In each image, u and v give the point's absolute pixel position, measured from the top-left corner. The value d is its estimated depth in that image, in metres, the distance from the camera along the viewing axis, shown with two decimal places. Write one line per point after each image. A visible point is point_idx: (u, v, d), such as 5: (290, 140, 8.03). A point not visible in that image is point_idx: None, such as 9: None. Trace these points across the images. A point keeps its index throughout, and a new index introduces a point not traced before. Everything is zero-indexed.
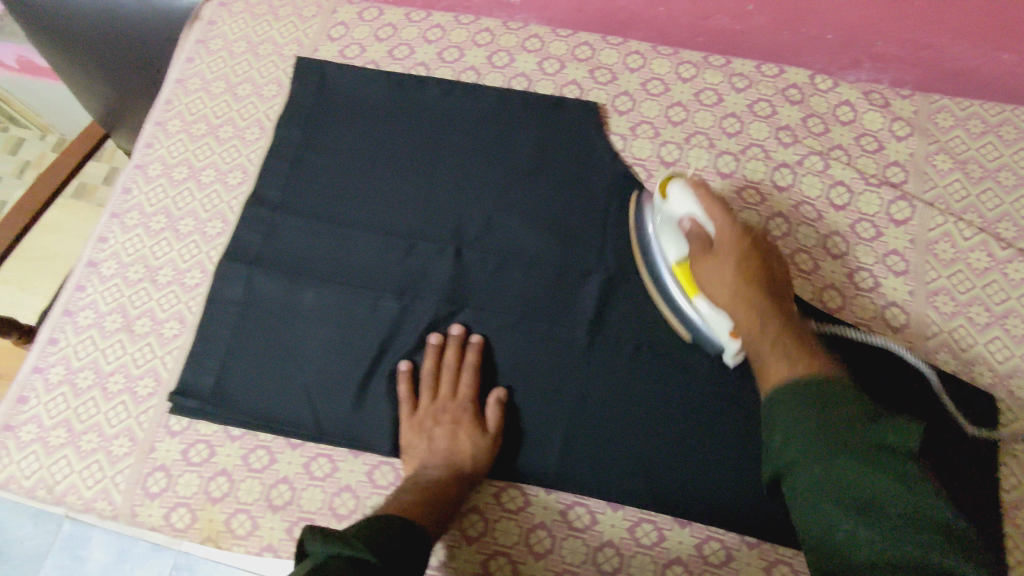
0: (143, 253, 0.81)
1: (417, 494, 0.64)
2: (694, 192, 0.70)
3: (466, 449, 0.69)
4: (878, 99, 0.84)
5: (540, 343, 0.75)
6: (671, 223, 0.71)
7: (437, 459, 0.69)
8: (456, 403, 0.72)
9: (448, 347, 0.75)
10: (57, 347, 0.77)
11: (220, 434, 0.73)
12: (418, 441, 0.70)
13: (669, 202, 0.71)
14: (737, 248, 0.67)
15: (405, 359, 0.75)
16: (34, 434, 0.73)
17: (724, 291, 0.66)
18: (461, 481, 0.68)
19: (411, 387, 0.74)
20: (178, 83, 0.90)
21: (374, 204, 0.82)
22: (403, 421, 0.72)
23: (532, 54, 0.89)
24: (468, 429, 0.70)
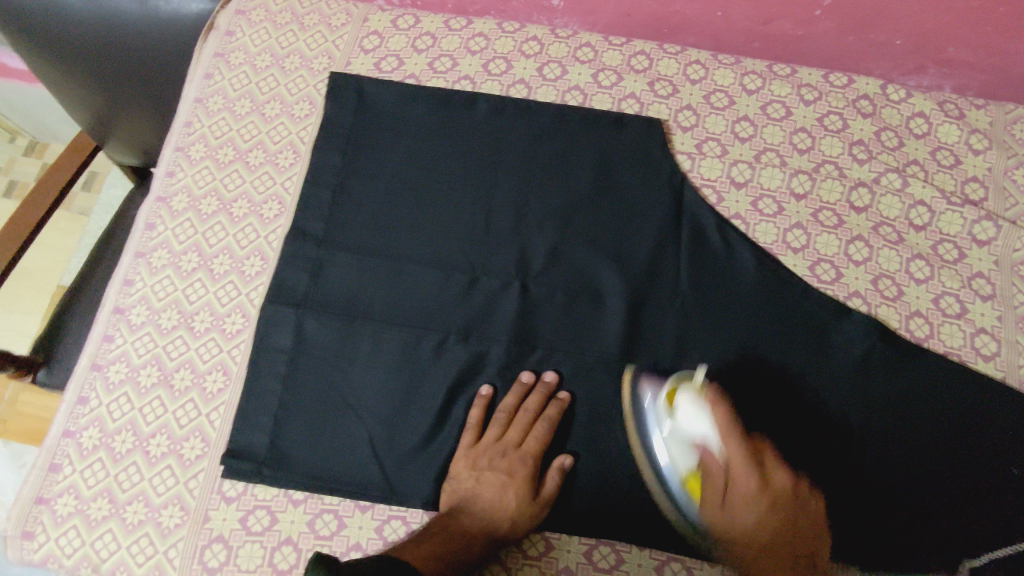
0: (176, 297, 0.74)
1: (441, 544, 0.61)
2: (705, 409, 0.63)
3: (508, 508, 0.65)
4: (953, 110, 0.80)
5: (621, 384, 0.70)
6: (682, 439, 0.64)
7: (478, 506, 0.65)
8: (518, 452, 0.68)
9: (535, 392, 0.70)
10: (87, 407, 0.70)
11: (281, 498, 0.67)
12: (467, 476, 0.66)
13: (677, 416, 0.64)
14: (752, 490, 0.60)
15: (487, 385, 0.71)
16: (72, 506, 0.66)
17: (742, 520, 0.60)
18: (489, 541, 0.63)
19: (482, 416, 0.69)
20: (197, 102, 0.83)
21: (426, 235, 0.75)
22: (460, 449, 0.68)
23: (585, 64, 0.83)
24: (520, 487, 0.66)
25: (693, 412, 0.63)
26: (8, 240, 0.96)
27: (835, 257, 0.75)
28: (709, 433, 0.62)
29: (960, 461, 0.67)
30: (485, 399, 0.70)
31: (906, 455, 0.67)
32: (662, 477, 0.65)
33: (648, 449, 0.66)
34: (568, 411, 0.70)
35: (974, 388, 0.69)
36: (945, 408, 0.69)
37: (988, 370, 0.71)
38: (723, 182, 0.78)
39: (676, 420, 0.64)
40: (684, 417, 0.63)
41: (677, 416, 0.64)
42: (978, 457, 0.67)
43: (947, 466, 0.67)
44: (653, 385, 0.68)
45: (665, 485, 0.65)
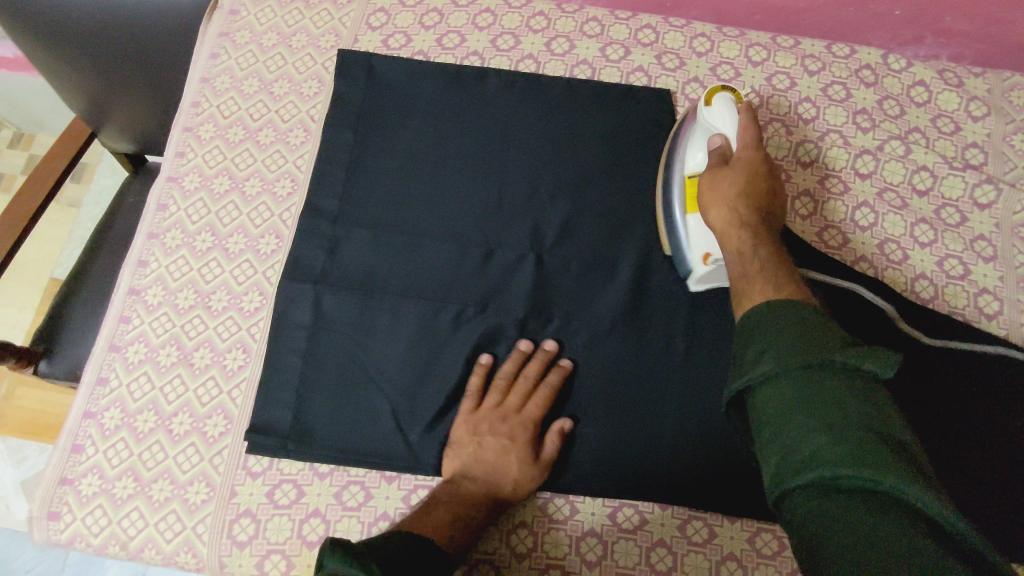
0: (192, 277, 0.74)
1: (448, 511, 0.63)
2: (738, 109, 0.68)
3: (510, 471, 0.66)
4: (952, 78, 0.83)
5: (639, 350, 0.71)
6: (705, 133, 0.70)
7: (479, 471, 0.66)
8: (518, 417, 0.68)
9: (533, 359, 0.70)
10: (108, 388, 0.70)
11: (307, 472, 0.68)
12: (468, 442, 0.67)
13: (709, 111, 0.70)
14: (752, 173, 0.65)
15: (485, 353, 0.71)
16: (97, 486, 0.67)
17: (723, 205, 0.64)
18: (494, 504, 0.65)
19: (482, 384, 0.70)
20: (205, 83, 0.82)
21: (440, 208, 0.76)
22: (460, 416, 0.69)
23: (592, 39, 0.84)
24: (521, 451, 0.66)
25: (722, 108, 0.68)
26: (9, 228, 0.94)
27: (842, 222, 0.76)
28: (731, 125, 0.68)
29: (963, 420, 0.68)
30: (485, 367, 0.70)
31: (911, 410, 0.68)
32: (669, 179, 0.72)
33: (669, 160, 0.73)
34: (588, 379, 0.70)
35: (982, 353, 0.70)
36: (952, 369, 0.70)
37: (992, 329, 0.73)
38: None
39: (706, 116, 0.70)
40: (713, 112, 0.69)
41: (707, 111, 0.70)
42: (982, 418, 0.68)
43: (951, 423, 0.68)
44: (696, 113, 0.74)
45: (667, 195, 0.72)
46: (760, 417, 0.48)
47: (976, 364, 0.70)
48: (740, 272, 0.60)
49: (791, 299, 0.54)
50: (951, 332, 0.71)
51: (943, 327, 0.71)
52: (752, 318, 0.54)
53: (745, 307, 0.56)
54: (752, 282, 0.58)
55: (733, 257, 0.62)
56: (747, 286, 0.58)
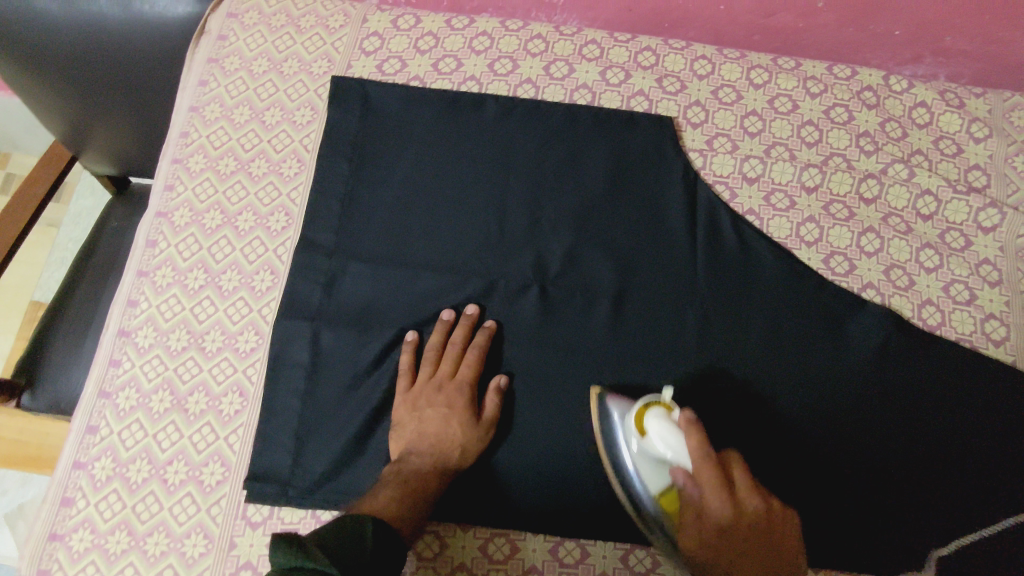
0: (184, 316, 0.71)
1: (399, 488, 0.60)
2: (673, 430, 0.60)
3: (455, 438, 0.65)
4: (953, 99, 0.82)
5: (648, 385, 0.70)
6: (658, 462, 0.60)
7: (424, 444, 0.64)
8: (453, 382, 0.67)
9: (458, 326, 0.70)
10: (98, 436, 0.67)
11: (309, 520, 0.65)
12: (409, 419, 0.66)
13: (646, 438, 0.61)
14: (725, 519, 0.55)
15: (412, 330, 0.71)
16: (89, 541, 0.64)
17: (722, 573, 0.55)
18: (444, 477, 0.63)
19: (413, 360, 0.69)
20: (193, 112, 0.80)
21: (440, 241, 0.74)
22: (398, 396, 0.68)
23: (592, 62, 0.82)
24: (462, 416, 0.65)
25: (666, 432, 0.60)
26: None
27: (848, 249, 0.75)
28: (679, 457, 0.59)
29: (952, 436, 0.69)
30: (413, 344, 0.69)
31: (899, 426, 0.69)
32: (636, 499, 0.62)
33: (620, 472, 0.63)
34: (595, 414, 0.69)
35: (987, 379, 0.70)
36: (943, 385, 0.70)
37: (999, 355, 0.72)
38: (735, 178, 0.78)
39: (646, 445, 0.61)
40: (655, 440, 0.60)
41: (648, 438, 0.61)
42: (971, 435, 0.69)
43: (938, 440, 0.69)
44: (620, 407, 0.65)
45: (643, 515, 0.62)
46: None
47: (981, 390, 0.70)
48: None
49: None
50: (958, 360, 0.71)
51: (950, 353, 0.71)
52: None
53: None
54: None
55: None
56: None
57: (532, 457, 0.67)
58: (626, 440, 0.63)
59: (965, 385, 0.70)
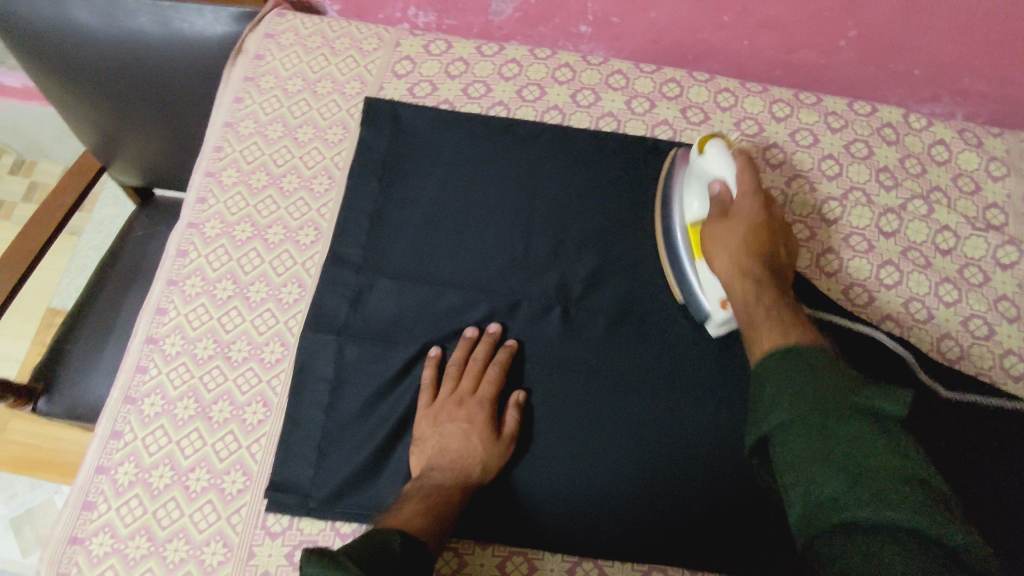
0: (212, 325, 0.72)
1: (420, 503, 0.60)
2: (732, 155, 0.67)
3: (476, 454, 0.65)
4: (972, 138, 0.84)
5: (667, 407, 0.70)
6: (702, 180, 0.70)
7: (446, 459, 0.65)
8: (474, 398, 0.68)
9: (480, 342, 0.71)
10: (122, 441, 0.68)
11: (328, 532, 0.66)
12: (430, 434, 0.67)
13: (704, 158, 0.69)
14: (750, 214, 0.64)
15: (435, 347, 0.72)
16: (109, 545, 0.64)
17: (725, 253, 0.63)
18: (464, 493, 0.64)
19: (435, 375, 0.70)
20: (228, 127, 0.82)
21: (466, 258, 0.75)
22: (419, 410, 0.69)
23: (618, 92, 0.84)
24: (482, 432, 0.66)
25: (718, 155, 0.68)
26: (18, 256, 0.91)
27: (867, 281, 0.76)
28: (728, 173, 0.67)
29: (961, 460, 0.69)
30: (436, 360, 0.70)
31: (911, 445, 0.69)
32: (671, 224, 0.72)
33: (668, 194, 0.74)
34: (614, 433, 0.69)
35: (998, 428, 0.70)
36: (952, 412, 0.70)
37: (1018, 392, 0.73)
38: None
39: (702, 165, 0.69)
40: (708, 160, 0.68)
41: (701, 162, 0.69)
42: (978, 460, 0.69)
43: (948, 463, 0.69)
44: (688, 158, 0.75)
45: (673, 237, 0.72)
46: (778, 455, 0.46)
47: (992, 439, 0.70)
48: (746, 314, 0.58)
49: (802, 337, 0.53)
50: (974, 402, 0.71)
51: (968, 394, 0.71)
52: (764, 353, 0.53)
53: (759, 351, 0.54)
54: (767, 318, 0.56)
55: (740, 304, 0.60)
56: (760, 324, 0.56)
57: (548, 481, 0.67)
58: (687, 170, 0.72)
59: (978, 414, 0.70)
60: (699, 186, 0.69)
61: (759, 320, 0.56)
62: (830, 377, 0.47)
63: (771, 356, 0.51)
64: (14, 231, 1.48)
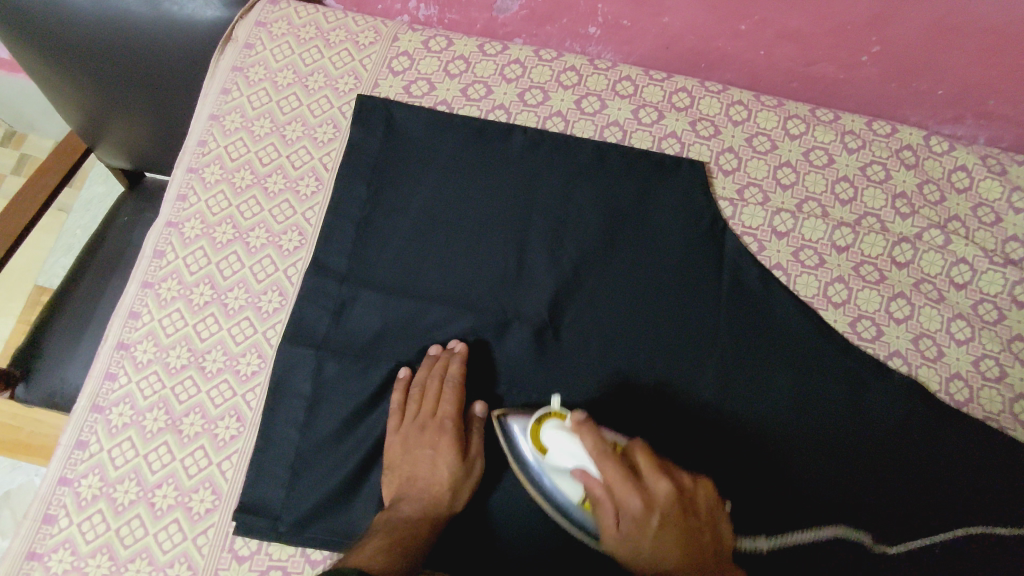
0: (186, 333, 0.69)
1: (386, 538, 0.57)
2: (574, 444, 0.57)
3: (443, 482, 0.62)
4: (995, 165, 0.79)
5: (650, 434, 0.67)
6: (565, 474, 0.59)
7: (415, 490, 0.62)
8: (437, 420, 0.65)
9: (441, 363, 0.67)
10: (87, 452, 0.65)
11: (298, 558, 0.63)
12: (400, 462, 0.64)
13: (550, 454, 0.59)
14: (652, 520, 0.54)
15: (404, 366, 0.69)
16: (69, 562, 0.61)
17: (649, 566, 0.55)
18: (436, 523, 0.61)
19: (404, 399, 0.67)
20: (214, 120, 0.78)
21: (455, 272, 0.71)
22: (388, 436, 0.66)
23: (625, 100, 0.80)
24: (449, 457, 0.63)
25: (560, 443, 0.58)
26: None
27: (876, 314, 0.73)
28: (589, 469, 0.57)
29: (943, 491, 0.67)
30: (405, 381, 0.67)
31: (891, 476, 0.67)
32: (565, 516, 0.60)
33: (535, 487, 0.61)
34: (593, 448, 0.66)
35: (988, 484, 0.67)
36: (943, 442, 0.68)
37: None
38: (764, 232, 0.75)
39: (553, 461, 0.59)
40: (562, 448, 0.58)
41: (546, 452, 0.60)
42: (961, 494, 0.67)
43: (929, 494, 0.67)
44: (520, 417, 0.63)
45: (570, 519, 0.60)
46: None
47: (984, 493, 0.67)
48: None
49: None
50: (973, 454, 0.68)
51: (967, 443, 0.68)
52: None
53: None
54: None
55: None
56: None
57: (524, 512, 0.64)
58: (538, 466, 0.60)
59: (978, 451, 0.68)
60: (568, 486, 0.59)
61: None
62: None
63: None
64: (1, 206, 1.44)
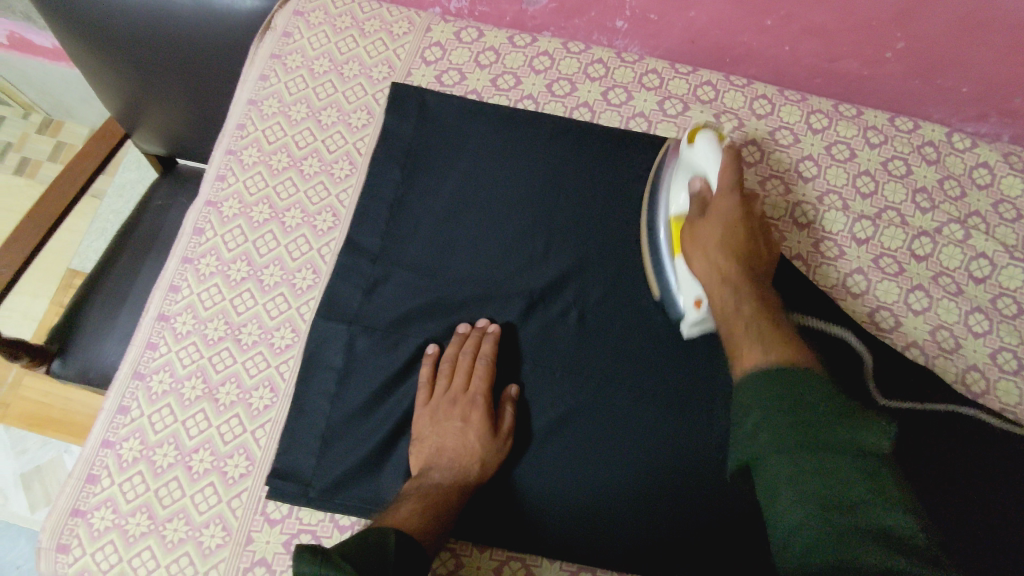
0: (224, 307, 0.72)
1: (417, 504, 0.60)
2: (720, 145, 0.65)
3: (473, 453, 0.64)
4: (1017, 162, 0.81)
5: (667, 412, 0.68)
6: (688, 173, 0.68)
7: (444, 459, 0.65)
8: (467, 395, 0.68)
9: (471, 339, 0.70)
10: (128, 417, 0.68)
11: (327, 523, 0.65)
12: (428, 434, 0.66)
13: (692, 149, 0.67)
14: (732, 221, 0.63)
15: (432, 343, 0.71)
16: (109, 520, 0.64)
17: (707, 258, 0.63)
18: (463, 492, 0.63)
19: (432, 374, 0.69)
20: (252, 104, 0.81)
21: (482, 252, 0.74)
22: (417, 410, 0.68)
23: (651, 92, 0.82)
24: (479, 430, 0.65)
25: (709, 144, 0.65)
26: (42, 213, 0.90)
27: (895, 305, 0.74)
28: (713, 170, 0.65)
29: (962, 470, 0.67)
30: (433, 357, 0.70)
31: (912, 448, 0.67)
32: (658, 215, 0.70)
33: (653, 196, 0.72)
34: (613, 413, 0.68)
35: (998, 475, 0.67)
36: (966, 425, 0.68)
37: None
38: (785, 222, 0.77)
39: (691, 152, 0.67)
40: (698, 151, 0.66)
41: (691, 148, 0.67)
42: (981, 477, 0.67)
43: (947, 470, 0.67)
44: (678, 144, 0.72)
45: (656, 227, 0.70)
46: (761, 482, 0.44)
47: (997, 484, 0.67)
48: (728, 325, 0.58)
49: (794, 352, 0.51)
50: (981, 458, 0.68)
51: (976, 445, 0.68)
52: (746, 371, 0.51)
53: (744, 361, 0.53)
54: (746, 334, 0.55)
55: (725, 308, 0.59)
56: (739, 332, 0.56)
57: (541, 477, 0.66)
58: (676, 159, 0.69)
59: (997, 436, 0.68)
60: (684, 178, 0.68)
61: (739, 326, 0.57)
62: (811, 412, 0.44)
63: (760, 377, 0.49)
64: (39, 190, 1.49)
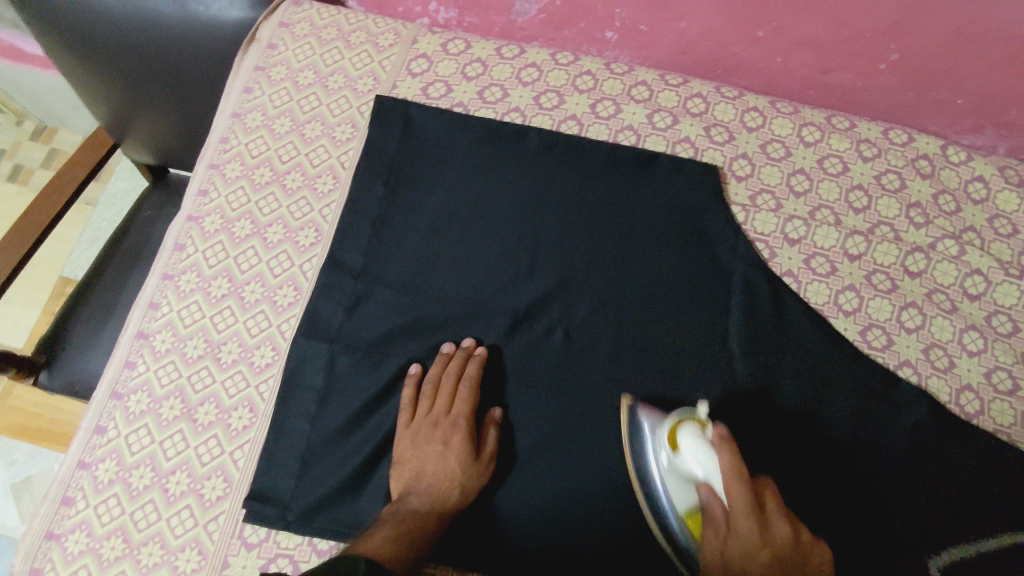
0: (204, 324, 0.71)
1: (393, 529, 0.58)
2: (707, 449, 0.58)
3: (453, 478, 0.63)
4: (1013, 176, 0.79)
5: None
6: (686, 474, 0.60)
7: (424, 484, 0.63)
8: (450, 418, 0.66)
9: (456, 359, 0.69)
10: (105, 437, 0.67)
11: (305, 548, 0.64)
12: (409, 457, 0.65)
13: (680, 456, 0.60)
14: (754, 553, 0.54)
15: (415, 363, 0.70)
16: (84, 544, 0.63)
17: None
18: (442, 518, 0.61)
19: (415, 396, 0.68)
20: (236, 117, 0.80)
21: (466, 270, 0.72)
22: (398, 431, 0.67)
23: (640, 104, 0.81)
24: (460, 453, 0.64)
25: (696, 451, 0.58)
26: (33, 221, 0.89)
27: (887, 323, 0.72)
28: (712, 476, 0.58)
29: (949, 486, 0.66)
30: (416, 377, 0.68)
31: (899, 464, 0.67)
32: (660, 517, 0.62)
33: (648, 485, 0.62)
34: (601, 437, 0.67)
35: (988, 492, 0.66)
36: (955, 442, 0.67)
37: None
38: (776, 238, 0.75)
39: (680, 462, 0.60)
40: (685, 458, 0.59)
41: (677, 456, 0.60)
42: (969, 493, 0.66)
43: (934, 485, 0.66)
44: (654, 419, 0.64)
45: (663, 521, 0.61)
46: None
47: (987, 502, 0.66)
48: None
49: None
50: (969, 473, 0.66)
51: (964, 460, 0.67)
52: None
53: None
54: None
55: None
56: None
57: (522, 493, 0.65)
58: (660, 459, 0.62)
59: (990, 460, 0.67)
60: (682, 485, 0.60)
61: None
62: None
63: None
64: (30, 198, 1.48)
